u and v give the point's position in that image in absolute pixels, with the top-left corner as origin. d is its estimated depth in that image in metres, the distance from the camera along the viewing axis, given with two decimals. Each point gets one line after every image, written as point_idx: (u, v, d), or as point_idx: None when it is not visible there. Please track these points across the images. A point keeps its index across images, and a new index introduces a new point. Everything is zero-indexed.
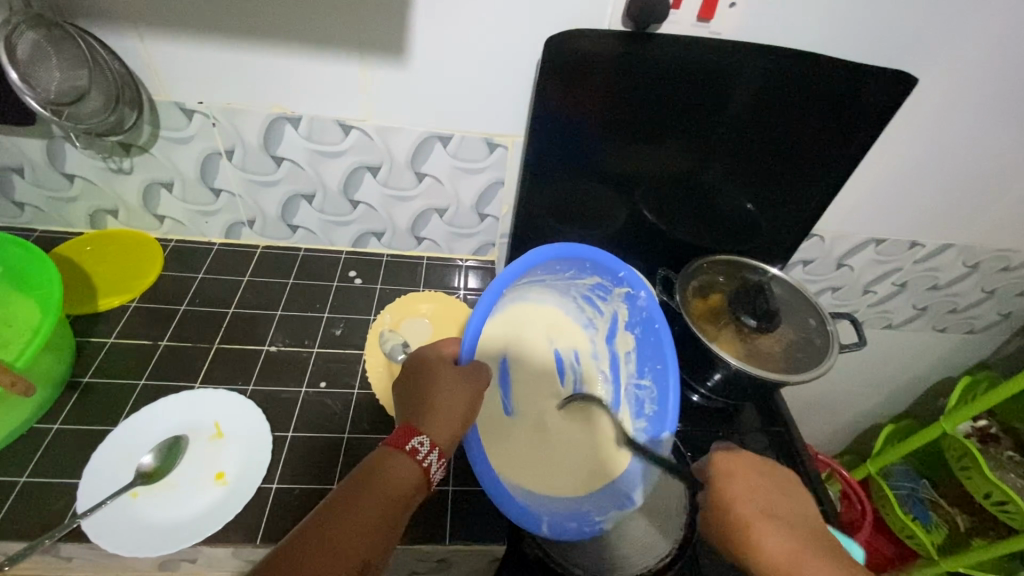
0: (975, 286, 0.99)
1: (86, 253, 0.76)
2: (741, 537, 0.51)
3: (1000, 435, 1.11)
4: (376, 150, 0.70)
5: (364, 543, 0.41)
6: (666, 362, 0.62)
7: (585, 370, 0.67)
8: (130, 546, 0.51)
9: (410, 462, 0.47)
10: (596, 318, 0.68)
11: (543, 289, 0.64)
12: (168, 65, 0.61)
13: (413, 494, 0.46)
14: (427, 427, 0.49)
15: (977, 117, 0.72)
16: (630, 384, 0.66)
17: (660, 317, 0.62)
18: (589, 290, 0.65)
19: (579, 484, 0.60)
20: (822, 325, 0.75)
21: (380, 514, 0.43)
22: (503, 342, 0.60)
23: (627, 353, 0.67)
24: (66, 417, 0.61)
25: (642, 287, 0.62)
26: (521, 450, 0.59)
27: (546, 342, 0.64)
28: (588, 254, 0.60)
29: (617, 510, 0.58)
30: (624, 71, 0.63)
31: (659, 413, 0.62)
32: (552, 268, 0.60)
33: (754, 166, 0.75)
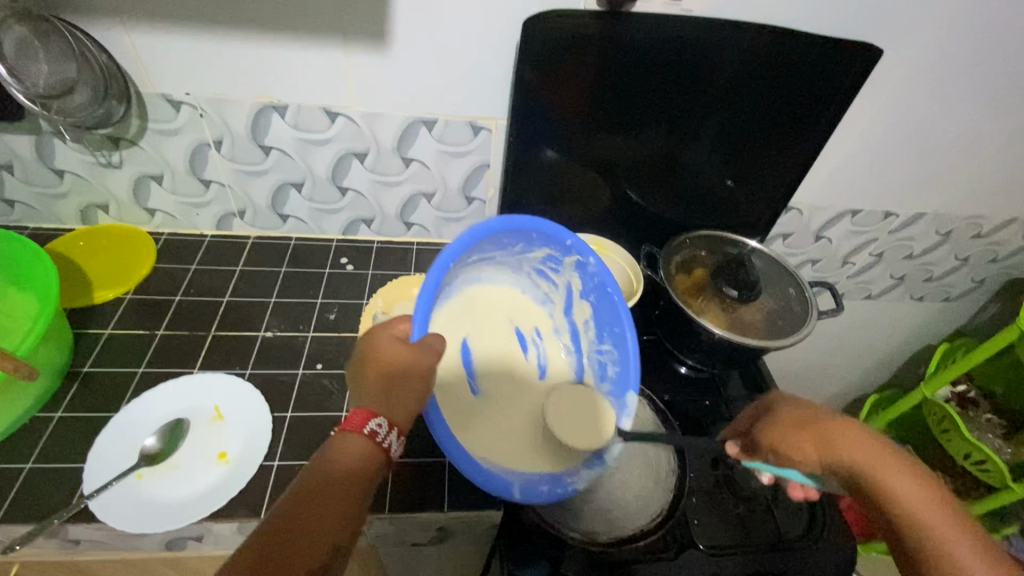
0: (949, 254, 1.03)
1: (79, 248, 0.77)
2: (821, 427, 0.51)
3: (979, 399, 1.14)
4: (362, 136, 0.71)
5: (331, 529, 0.39)
6: (624, 324, 0.60)
7: (547, 345, 0.65)
8: (137, 524, 0.53)
9: (369, 445, 0.43)
10: (552, 292, 0.66)
11: (493, 268, 0.64)
12: (154, 57, 0.62)
13: (378, 471, 0.43)
14: (383, 407, 0.44)
15: (943, 88, 0.74)
16: (592, 351, 0.65)
17: (613, 280, 0.61)
18: (540, 263, 0.65)
19: (556, 449, 0.57)
20: (801, 294, 0.78)
21: (345, 496, 0.41)
22: (457, 321, 0.58)
23: (586, 323, 0.65)
24: (67, 405, 0.62)
25: (590, 252, 0.61)
26: (491, 428, 0.56)
27: (504, 319, 0.62)
28: (535, 226, 0.60)
29: (591, 470, 0.56)
30: (602, 51, 0.65)
31: (623, 375, 0.60)
32: (499, 242, 0.60)
33: (731, 142, 0.78)
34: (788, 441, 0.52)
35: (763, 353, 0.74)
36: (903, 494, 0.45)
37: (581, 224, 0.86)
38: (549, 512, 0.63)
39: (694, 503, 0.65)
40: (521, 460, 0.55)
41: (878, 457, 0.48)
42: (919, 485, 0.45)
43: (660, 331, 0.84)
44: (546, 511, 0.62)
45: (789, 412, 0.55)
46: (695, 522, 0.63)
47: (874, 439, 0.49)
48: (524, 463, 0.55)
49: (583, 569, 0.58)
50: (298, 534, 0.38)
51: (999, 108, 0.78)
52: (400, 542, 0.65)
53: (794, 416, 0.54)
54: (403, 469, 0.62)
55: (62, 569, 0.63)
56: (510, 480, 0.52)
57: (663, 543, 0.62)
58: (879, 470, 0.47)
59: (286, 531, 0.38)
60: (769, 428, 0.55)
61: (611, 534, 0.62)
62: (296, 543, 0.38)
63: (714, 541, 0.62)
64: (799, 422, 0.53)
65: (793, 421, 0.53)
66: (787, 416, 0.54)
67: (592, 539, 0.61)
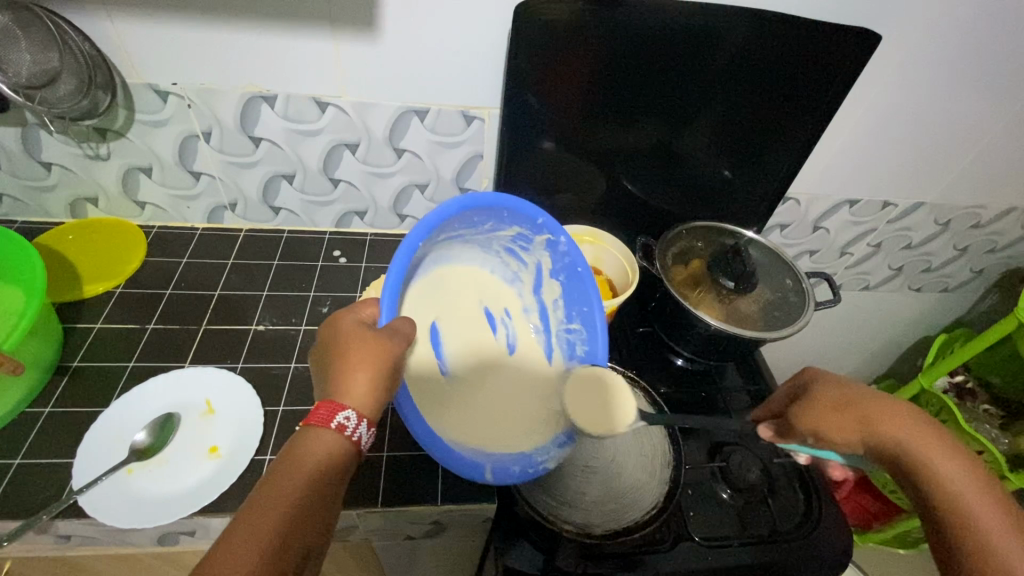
0: (947, 244, 1.02)
1: (68, 242, 0.76)
2: (864, 409, 0.49)
3: (976, 389, 1.14)
4: (353, 126, 0.70)
5: (304, 531, 0.38)
6: (593, 304, 0.59)
7: (517, 323, 0.64)
8: (127, 519, 0.53)
9: (337, 439, 0.41)
10: (521, 270, 0.65)
11: (461, 245, 0.62)
12: (139, 47, 0.61)
13: (347, 467, 0.42)
14: (349, 398, 0.43)
15: (943, 76, 0.73)
16: (560, 330, 0.64)
17: (583, 261, 0.60)
18: (509, 241, 0.63)
19: (529, 427, 0.57)
20: (798, 284, 0.77)
21: (318, 497, 0.39)
22: (422, 299, 0.57)
23: (555, 302, 0.64)
24: (56, 401, 0.62)
25: (561, 231, 0.59)
26: (461, 409, 0.56)
27: (472, 297, 0.62)
28: (504, 203, 0.56)
29: (559, 448, 0.55)
30: (596, 38, 0.64)
31: (591, 355, 0.60)
32: (468, 220, 0.57)
33: (728, 131, 0.77)
34: (829, 422, 0.50)
35: (760, 345, 0.74)
36: (951, 481, 0.44)
37: (576, 215, 0.85)
38: (544, 504, 0.62)
39: (690, 494, 0.66)
40: (494, 439, 0.55)
41: (924, 443, 0.46)
42: (966, 473, 0.44)
43: (655, 323, 0.83)
44: (541, 503, 0.62)
45: (827, 390, 0.52)
46: (690, 513, 0.64)
47: (920, 425, 0.47)
48: (497, 442, 0.55)
49: (577, 562, 0.58)
50: (268, 539, 0.36)
51: (1000, 96, 0.76)
52: (394, 535, 0.64)
53: (834, 396, 0.51)
54: (396, 462, 0.61)
55: (56, 564, 0.63)
56: (481, 462, 0.52)
57: (658, 535, 0.62)
58: (926, 457, 0.46)
59: (253, 535, 0.36)
60: (807, 408, 0.52)
61: (606, 527, 0.61)
62: (266, 547, 0.36)
63: (709, 531, 0.63)
64: (839, 401, 0.51)
65: (833, 402, 0.51)
66: (826, 396, 0.52)
67: (586, 531, 0.60)
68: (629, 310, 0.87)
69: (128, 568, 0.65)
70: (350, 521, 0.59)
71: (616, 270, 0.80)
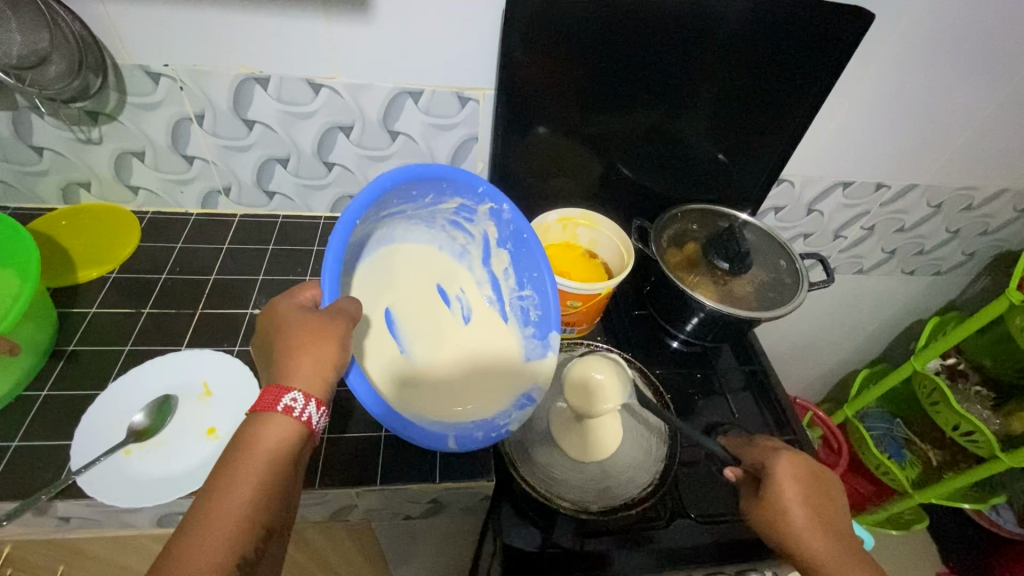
0: (939, 226, 1.03)
1: (62, 227, 0.76)
2: (787, 536, 0.52)
3: (968, 371, 1.16)
4: (347, 109, 0.70)
5: (265, 512, 0.39)
6: (541, 268, 0.61)
7: (469, 296, 0.65)
8: (127, 499, 0.53)
9: (286, 420, 0.42)
10: (469, 244, 0.66)
11: (405, 224, 0.63)
12: (128, 27, 0.61)
13: (302, 447, 0.43)
14: (298, 380, 0.44)
15: (937, 56, 0.73)
16: (513, 297, 0.65)
17: (528, 226, 0.61)
18: (454, 214, 0.64)
19: (489, 394, 0.59)
20: (792, 265, 0.77)
21: (273, 477, 0.40)
22: (373, 283, 0.58)
23: (505, 271, 0.66)
24: (53, 384, 0.62)
25: (503, 199, 0.61)
26: (417, 385, 0.57)
27: (423, 275, 0.63)
28: (444, 174, 0.58)
29: (521, 410, 0.57)
30: (593, 17, 0.63)
31: (544, 317, 0.61)
32: (409, 194, 0.58)
33: (722, 112, 0.77)
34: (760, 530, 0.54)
35: (753, 325, 0.74)
36: None
37: (571, 200, 0.86)
38: (542, 481, 0.63)
39: (685, 473, 0.67)
40: (453, 413, 0.57)
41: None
42: None
43: (650, 305, 0.84)
44: (538, 481, 0.63)
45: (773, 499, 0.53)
46: (686, 491, 0.66)
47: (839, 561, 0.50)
48: (455, 415, 0.56)
49: (574, 538, 0.59)
50: (230, 521, 0.38)
51: (994, 77, 0.77)
52: (393, 515, 0.65)
53: (776, 509, 0.53)
54: (394, 442, 0.61)
55: (56, 548, 0.63)
56: (443, 432, 0.53)
57: (654, 513, 0.63)
58: None
59: (209, 526, 0.37)
60: (752, 506, 0.55)
61: (603, 503, 0.62)
62: (225, 531, 0.37)
63: (704, 509, 0.64)
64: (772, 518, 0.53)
65: (766, 514, 0.54)
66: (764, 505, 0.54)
67: (582, 507, 0.61)
68: (625, 293, 0.87)
69: (129, 550, 0.65)
70: (350, 500, 0.60)
71: (612, 253, 0.81)
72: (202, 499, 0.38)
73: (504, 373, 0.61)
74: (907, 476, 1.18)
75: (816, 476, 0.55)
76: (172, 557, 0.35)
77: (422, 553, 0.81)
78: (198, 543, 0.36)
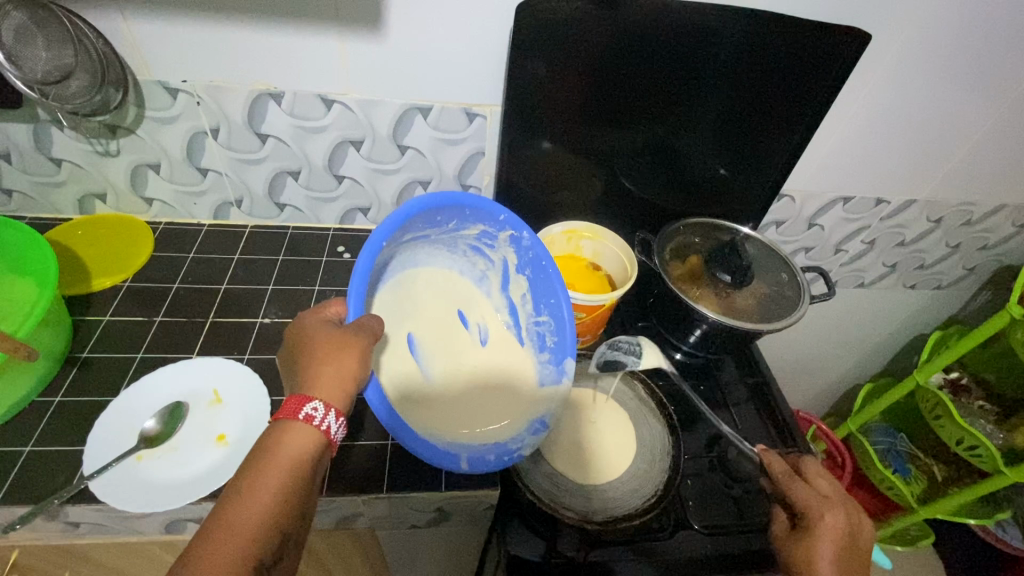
0: (940, 241, 1.04)
1: (78, 237, 0.78)
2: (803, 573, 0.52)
3: (971, 386, 1.15)
4: (358, 124, 0.72)
5: (281, 519, 0.40)
6: (559, 295, 0.62)
7: (488, 321, 0.66)
8: (137, 503, 0.54)
9: (307, 429, 0.43)
10: (488, 270, 0.68)
11: (428, 248, 0.64)
12: (149, 44, 0.63)
13: (322, 456, 0.44)
14: (319, 391, 0.45)
15: (931, 74, 0.75)
16: (530, 323, 0.66)
17: (547, 254, 0.63)
18: (475, 240, 0.66)
19: (503, 417, 0.59)
20: (793, 279, 0.78)
21: (294, 484, 0.41)
22: (396, 304, 0.59)
23: (523, 297, 0.67)
24: (66, 390, 0.63)
25: (524, 227, 0.63)
26: (433, 407, 0.57)
27: (444, 300, 0.64)
28: (468, 201, 0.60)
29: (535, 435, 0.57)
30: (597, 36, 0.65)
31: (560, 344, 0.62)
32: (434, 219, 0.60)
33: (722, 127, 0.78)
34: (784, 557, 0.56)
35: (757, 337, 0.75)
36: None
37: (576, 213, 0.87)
38: (547, 490, 0.63)
39: (689, 484, 0.68)
40: (466, 437, 0.57)
41: None
42: None
43: (654, 317, 0.85)
44: (542, 489, 0.63)
45: (802, 545, 0.55)
46: (690, 502, 0.66)
47: None
48: (468, 438, 0.57)
49: (578, 548, 0.59)
50: (248, 525, 0.38)
51: (988, 95, 0.79)
52: (398, 524, 0.66)
53: (799, 553, 0.54)
54: (400, 451, 0.62)
55: (62, 553, 0.64)
56: (456, 453, 0.53)
57: (658, 524, 0.63)
58: None
59: (228, 529, 0.38)
60: (788, 540, 0.56)
61: (606, 513, 0.62)
62: (242, 536, 0.38)
63: (708, 520, 0.65)
64: (800, 553, 0.54)
65: (797, 552, 0.54)
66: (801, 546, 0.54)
67: (586, 517, 0.61)
68: (629, 304, 0.88)
69: (133, 556, 0.66)
70: (356, 508, 0.60)
71: (616, 265, 0.82)
72: (223, 502, 0.39)
73: (519, 396, 0.62)
74: (911, 491, 1.18)
75: (853, 537, 0.54)
76: (193, 557, 0.36)
77: (425, 562, 0.81)
78: (217, 544, 0.37)
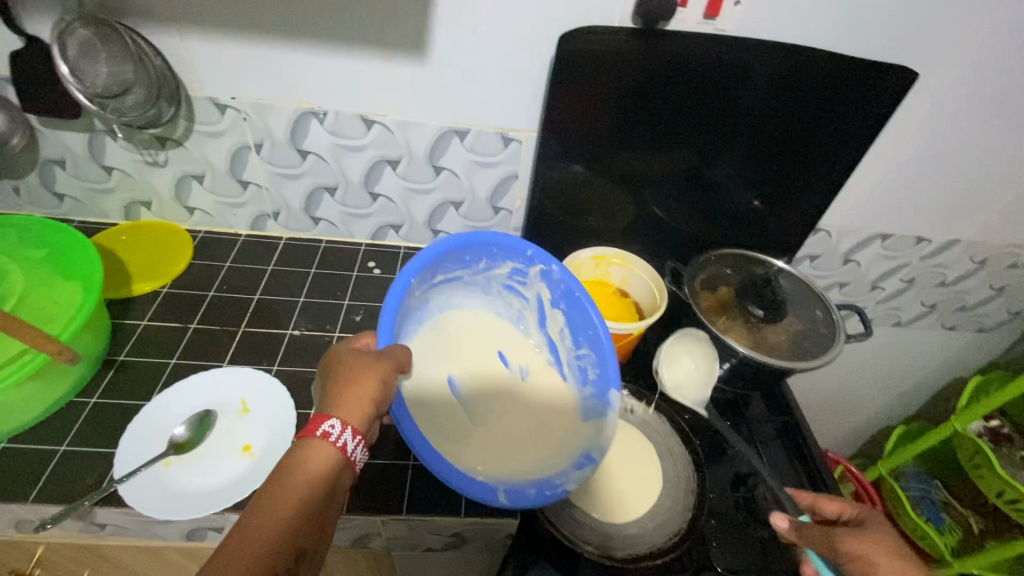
0: (983, 283, 1.00)
1: (122, 242, 0.80)
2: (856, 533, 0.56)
3: (1013, 435, 1.10)
4: (395, 144, 0.73)
5: (298, 535, 0.40)
6: (595, 325, 0.62)
7: (527, 359, 0.66)
8: (162, 510, 0.55)
9: (323, 446, 0.43)
10: (525, 308, 0.69)
11: (463, 292, 0.67)
12: (202, 61, 0.65)
13: (340, 474, 0.44)
14: (337, 410, 0.45)
15: (979, 112, 0.73)
16: (571, 358, 0.65)
17: (578, 284, 0.63)
18: (507, 278, 0.67)
19: (547, 453, 0.58)
20: (828, 316, 0.76)
21: (314, 500, 0.41)
22: (433, 346, 0.61)
23: (561, 331, 0.67)
24: (101, 392, 0.64)
25: (552, 260, 0.63)
26: (472, 442, 0.57)
27: (482, 340, 0.65)
28: (493, 239, 0.62)
29: (579, 470, 0.56)
30: (636, 65, 0.66)
31: (603, 375, 0.61)
32: (461, 259, 0.62)
33: (757, 160, 0.78)
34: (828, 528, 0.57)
35: (788, 375, 0.72)
36: None
37: (606, 239, 0.86)
38: (567, 522, 0.61)
39: (713, 525, 0.66)
40: (507, 473, 0.55)
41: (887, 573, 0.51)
42: None
43: None
44: (562, 520, 0.62)
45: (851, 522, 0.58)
46: (713, 543, 0.64)
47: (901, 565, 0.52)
48: (509, 473, 0.55)
49: None
50: (267, 538, 0.38)
51: None
52: (414, 546, 0.65)
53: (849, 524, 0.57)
54: (421, 474, 0.62)
55: (85, 552, 0.65)
56: (494, 486, 0.52)
57: (680, 563, 0.62)
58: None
59: (249, 540, 0.38)
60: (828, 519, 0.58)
61: (627, 550, 0.60)
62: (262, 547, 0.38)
63: (732, 562, 0.63)
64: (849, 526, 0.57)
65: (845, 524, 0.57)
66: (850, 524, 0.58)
67: (607, 553, 0.59)
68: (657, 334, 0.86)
69: (154, 561, 0.67)
70: (374, 528, 0.60)
71: (644, 293, 0.81)
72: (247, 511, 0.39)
73: (559, 432, 0.60)
74: (946, 542, 1.11)
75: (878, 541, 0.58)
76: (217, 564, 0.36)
77: None
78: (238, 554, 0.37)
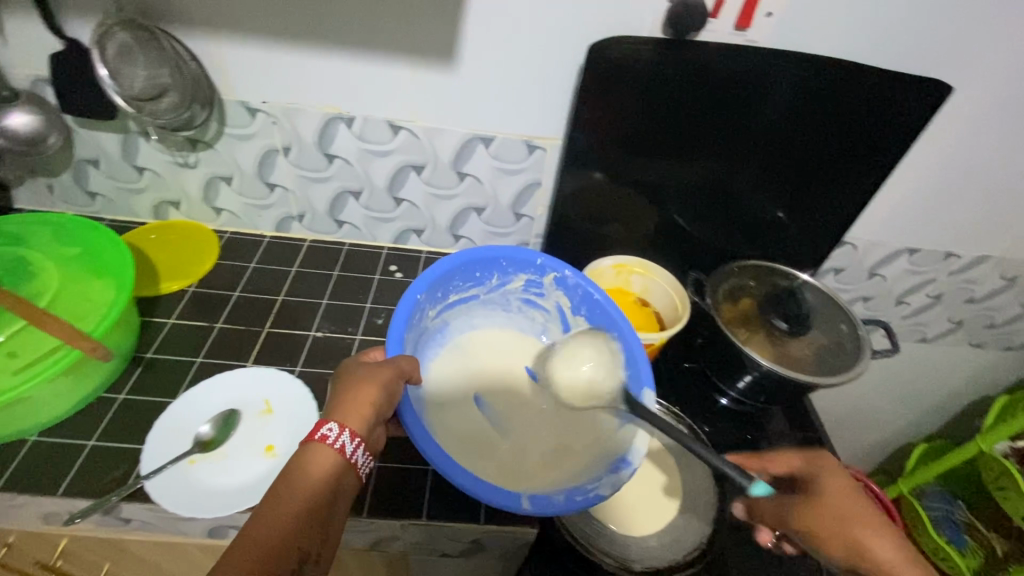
0: (1012, 300, 0.98)
1: (151, 241, 0.82)
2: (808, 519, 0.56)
3: None
4: (421, 149, 0.74)
5: (301, 537, 0.40)
6: (618, 323, 0.63)
7: None
8: (187, 508, 0.55)
9: (322, 449, 0.44)
10: (547, 320, 0.72)
11: (483, 311, 0.71)
12: (235, 65, 0.67)
13: (342, 478, 0.44)
14: (337, 414, 0.46)
15: (1014, 128, 0.72)
16: None
17: (594, 285, 0.65)
18: (524, 291, 0.70)
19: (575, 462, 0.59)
20: (854, 331, 0.75)
21: (316, 502, 0.41)
22: (459, 367, 0.65)
23: None
24: (129, 389, 0.65)
25: (564, 265, 0.66)
26: (500, 455, 0.58)
27: (508, 356, 0.68)
28: (501, 253, 0.66)
29: (615, 474, 0.55)
30: (663, 75, 0.66)
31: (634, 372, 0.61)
32: (473, 276, 0.66)
33: (784, 171, 0.77)
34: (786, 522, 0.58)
35: (812, 390, 0.71)
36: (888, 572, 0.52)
37: (627, 248, 0.86)
38: (586, 533, 0.61)
39: (732, 541, 0.65)
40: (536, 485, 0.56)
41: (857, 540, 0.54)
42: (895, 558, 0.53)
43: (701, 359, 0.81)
44: (580, 530, 0.61)
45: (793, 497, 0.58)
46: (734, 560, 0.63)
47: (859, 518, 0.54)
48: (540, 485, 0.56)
49: None
50: (269, 539, 0.39)
51: None
52: (431, 551, 0.65)
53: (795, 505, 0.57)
54: (441, 480, 0.62)
55: (109, 546, 0.66)
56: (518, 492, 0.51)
57: None
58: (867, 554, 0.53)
59: (253, 540, 0.38)
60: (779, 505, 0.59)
61: (645, 563, 0.59)
62: (264, 547, 0.38)
63: None
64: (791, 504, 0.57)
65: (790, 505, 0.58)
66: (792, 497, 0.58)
67: (625, 565, 0.58)
68: (677, 345, 0.86)
69: (175, 556, 0.68)
70: (393, 532, 0.60)
71: (665, 303, 0.81)
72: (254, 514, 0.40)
73: (585, 440, 0.61)
74: (968, 564, 1.08)
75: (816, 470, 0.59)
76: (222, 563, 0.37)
77: None
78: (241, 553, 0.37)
